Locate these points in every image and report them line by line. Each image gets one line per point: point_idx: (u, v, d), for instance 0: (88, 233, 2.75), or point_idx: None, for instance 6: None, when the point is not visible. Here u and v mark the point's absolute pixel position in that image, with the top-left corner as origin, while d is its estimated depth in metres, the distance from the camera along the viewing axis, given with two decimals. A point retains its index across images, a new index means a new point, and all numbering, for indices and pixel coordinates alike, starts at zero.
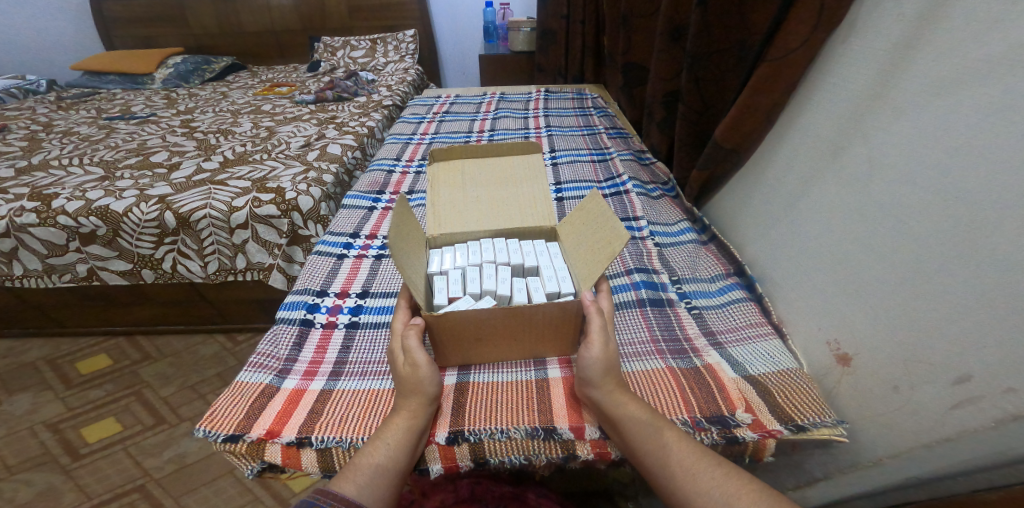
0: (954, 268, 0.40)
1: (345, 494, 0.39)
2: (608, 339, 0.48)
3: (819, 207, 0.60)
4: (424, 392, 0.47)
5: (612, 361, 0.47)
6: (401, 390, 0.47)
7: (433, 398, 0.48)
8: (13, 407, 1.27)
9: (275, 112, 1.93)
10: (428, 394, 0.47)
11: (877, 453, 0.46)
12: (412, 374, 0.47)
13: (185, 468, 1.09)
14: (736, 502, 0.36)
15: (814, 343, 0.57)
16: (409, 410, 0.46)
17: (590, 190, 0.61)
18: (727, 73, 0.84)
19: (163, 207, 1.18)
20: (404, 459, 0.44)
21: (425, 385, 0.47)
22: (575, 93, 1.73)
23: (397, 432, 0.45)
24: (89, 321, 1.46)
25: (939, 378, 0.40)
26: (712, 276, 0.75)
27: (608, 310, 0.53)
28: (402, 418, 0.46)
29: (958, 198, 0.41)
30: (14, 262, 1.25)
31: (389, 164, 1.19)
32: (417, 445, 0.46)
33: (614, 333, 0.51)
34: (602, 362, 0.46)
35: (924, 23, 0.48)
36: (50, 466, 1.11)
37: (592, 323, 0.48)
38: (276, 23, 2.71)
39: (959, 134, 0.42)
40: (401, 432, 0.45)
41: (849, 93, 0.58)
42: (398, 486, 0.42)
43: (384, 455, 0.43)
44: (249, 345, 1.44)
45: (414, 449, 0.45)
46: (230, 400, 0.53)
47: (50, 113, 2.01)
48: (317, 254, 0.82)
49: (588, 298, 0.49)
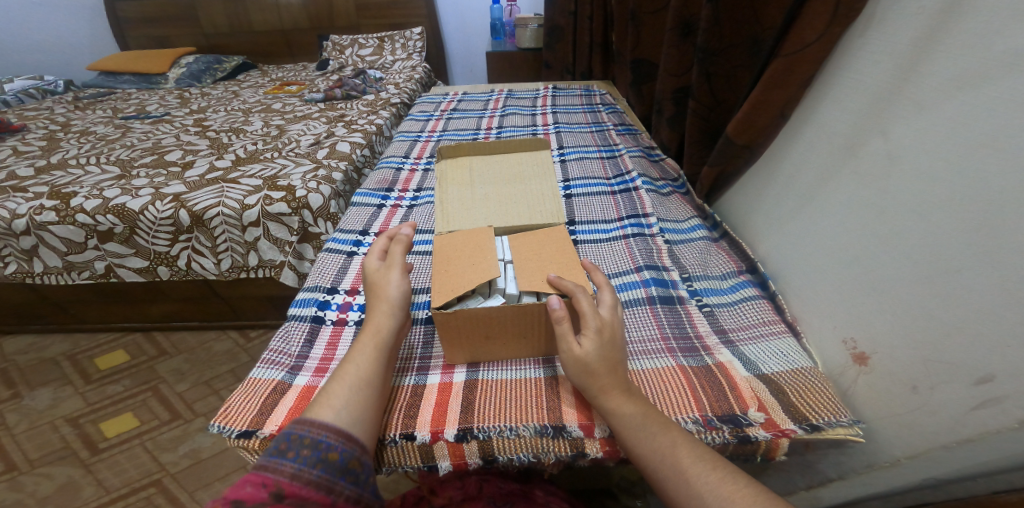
0: (978, 266, 0.39)
1: (322, 423, 0.43)
2: (582, 343, 0.47)
3: (835, 203, 0.59)
4: (385, 309, 0.54)
5: (604, 360, 0.46)
6: (372, 304, 0.55)
7: (399, 311, 0.55)
8: (35, 401, 1.30)
9: (286, 110, 1.94)
10: (391, 307, 0.55)
11: (894, 453, 0.45)
12: (381, 285, 0.56)
13: (199, 463, 1.11)
14: (733, 503, 0.36)
15: (828, 341, 0.56)
16: (377, 326, 0.53)
17: (506, 239, 0.64)
18: (739, 68, 0.83)
19: (178, 205, 1.19)
20: (373, 370, 0.49)
21: (390, 293, 0.56)
22: (583, 89, 1.71)
23: (367, 348, 0.51)
24: (107, 317, 1.49)
25: (960, 378, 0.39)
26: (724, 273, 0.74)
27: (605, 314, 0.50)
28: (368, 336, 0.52)
29: (980, 196, 0.40)
30: (34, 259, 1.28)
31: (397, 161, 1.20)
32: (388, 360, 0.51)
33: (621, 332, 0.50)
34: (593, 360, 0.46)
35: (945, 15, 0.47)
36: (70, 459, 1.13)
37: (559, 330, 0.48)
38: (286, 22, 2.73)
39: (982, 129, 0.41)
40: (369, 348, 0.51)
41: (866, 88, 0.56)
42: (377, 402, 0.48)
43: (355, 371, 0.48)
44: (261, 342, 1.46)
45: (385, 364, 0.50)
46: (244, 396, 0.53)
47: (67, 113, 2.05)
48: (328, 251, 0.83)
49: (554, 306, 0.48)
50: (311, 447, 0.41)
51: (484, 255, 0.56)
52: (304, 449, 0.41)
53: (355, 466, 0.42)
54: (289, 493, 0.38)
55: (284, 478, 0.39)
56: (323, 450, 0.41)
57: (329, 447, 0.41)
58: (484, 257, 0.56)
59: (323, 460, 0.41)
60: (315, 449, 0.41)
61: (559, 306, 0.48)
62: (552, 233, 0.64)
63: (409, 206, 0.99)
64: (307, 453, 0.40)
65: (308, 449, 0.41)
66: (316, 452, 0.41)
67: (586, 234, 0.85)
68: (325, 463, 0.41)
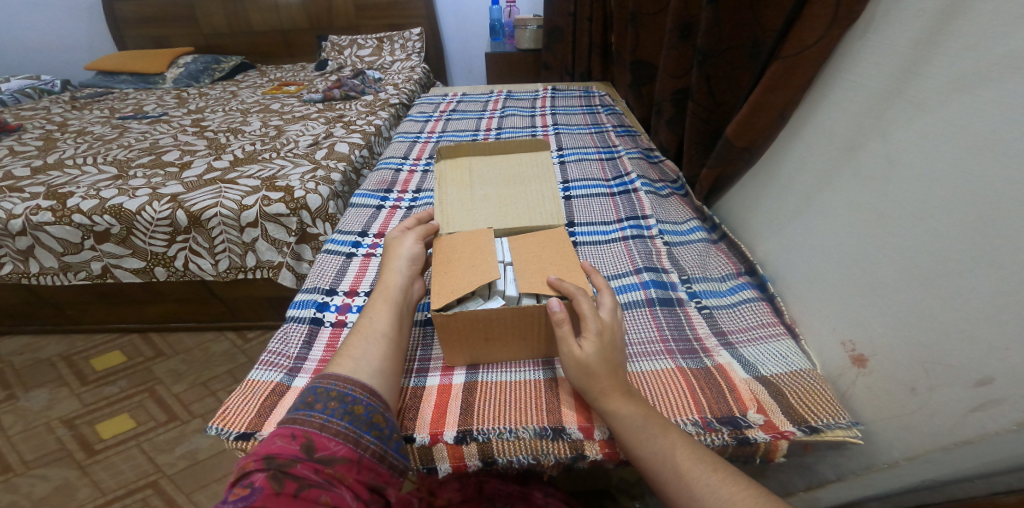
0: (976, 269, 0.39)
1: (343, 371, 0.46)
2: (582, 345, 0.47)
3: (834, 205, 0.59)
4: (396, 270, 0.59)
5: (603, 363, 0.46)
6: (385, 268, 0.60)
7: (408, 272, 0.60)
8: (30, 402, 1.29)
9: (284, 110, 1.93)
10: (401, 269, 0.59)
11: (893, 455, 0.45)
12: (394, 251, 0.62)
13: (197, 464, 1.11)
14: (734, 504, 0.36)
15: (828, 344, 0.56)
16: (388, 285, 0.57)
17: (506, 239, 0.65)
18: (738, 70, 0.83)
19: (176, 205, 1.19)
20: (389, 322, 0.53)
21: (400, 257, 0.61)
22: (582, 91, 1.71)
23: (382, 304, 0.55)
24: (104, 318, 1.48)
25: (959, 380, 0.39)
26: (723, 275, 0.74)
27: (605, 316, 0.50)
28: (382, 296, 0.56)
29: (979, 199, 0.40)
30: (30, 260, 1.27)
31: (396, 162, 1.20)
32: (402, 315, 0.55)
33: (621, 337, 0.50)
34: (594, 361, 0.46)
35: (945, 18, 0.47)
36: (65, 461, 1.13)
37: (559, 332, 0.48)
38: (285, 22, 2.73)
39: (981, 132, 0.41)
40: (384, 307, 0.54)
41: (866, 91, 0.57)
42: (394, 353, 0.51)
43: (373, 328, 0.51)
44: (258, 343, 1.45)
45: (400, 321, 0.54)
46: (242, 398, 0.53)
47: (65, 113, 2.04)
48: (327, 252, 0.82)
49: (554, 309, 0.48)
50: (338, 400, 0.43)
51: (483, 257, 0.56)
52: (332, 402, 0.42)
53: (380, 421, 0.44)
54: (319, 447, 0.39)
55: (313, 429, 0.40)
56: (349, 403, 0.43)
57: (355, 400, 0.43)
58: (484, 259, 0.56)
59: (349, 414, 0.42)
60: (343, 401, 0.43)
61: (559, 308, 0.48)
62: (552, 235, 0.63)
63: (408, 207, 0.99)
64: (335, 405, 0.42)
65: (336, 402, 0.42)
66: (343, 405, 0.42)
67: (585, 235, 0.85)
68: (351, 415, 0.42)
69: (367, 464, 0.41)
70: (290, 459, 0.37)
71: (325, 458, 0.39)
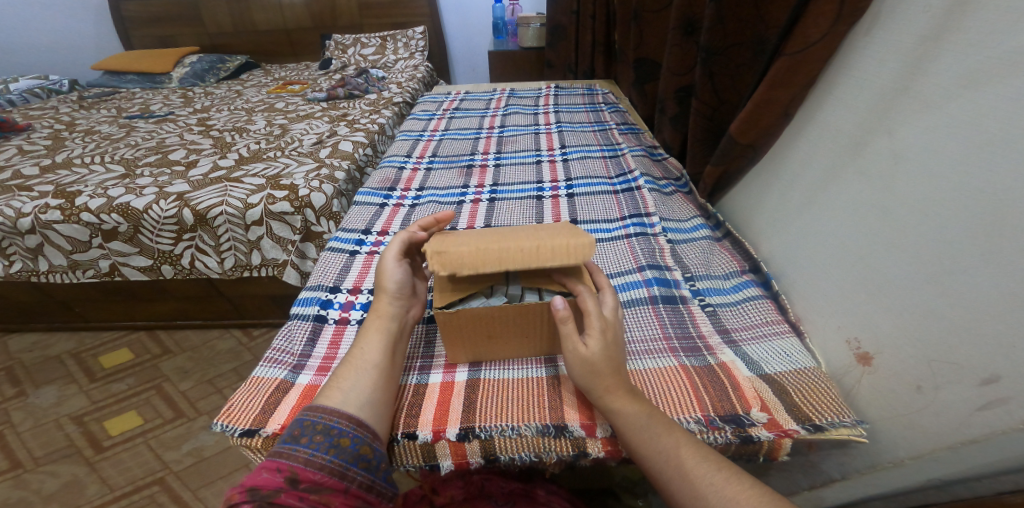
0: (982, 267, 0.39)
1: (330, 403, 0.45)
2: (588, 343, 0.47)
3: (839, 203, 0.59)
4: (387, 295, 0.56)
5: (607, 362, 0.46)
6: (376, 290, 0.57)
7: (399, 301, 0.57)
8: (40, 399, 1.31)
9: (288, 109, 1.94)
10: (391, 296, 0.56)
11: (898, 454, 0.45)
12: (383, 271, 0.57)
13: (203, 461, 1.12)
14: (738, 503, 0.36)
15: (833, 342, 0.56)
16: (380, 312, 0.55)
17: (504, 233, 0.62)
18: (742, 67, 0.83)
19: (182, 204, 1.20)
20: (381, 354, 0.51)
21: (389, 281, 0.57)
22: (585, 88, 1.71)
23: (373, 333, 0.53)
24: (112, 316, 1.49)
25: (965, 379, 0.39)
26: (727, 272, 0.73)
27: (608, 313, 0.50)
28: (374, 323, 0.54)
29: (985, 197, 0.40)
30: (39, 258, 1.29)
31: (399, 161, 1.20)
32: (395, 344, 0.53)
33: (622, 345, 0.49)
34: (600, 359, 0.46)
35: (952, 14, 0.46)
36: (74, 458, 1.14)
37: (563, 330, 0.47)
38: (289, 22, 2.74)
39: (989, 129, 0.40)
40: (375, 336, 0.52)
41: (871, 88, 0.56)
42: (385, 385, 0.49)
43: (363, 357, 0.50)
44: (264, 340, 1.46)
45: (391, 349, 0.52)
46: (247, 394, 0.54)
47: (73, 113, 2.05)
48: (330, 250, 0.83)
49: (558, 306, 0.47)
50: (324, 434, 0.43)
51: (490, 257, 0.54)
52: (317, 436, 0.42)
53: (368, 452, 0.44)
54: (303, 478, 0.39)
55: (298, 464, 0.40)
56: (335, 436, 0.43)
57: (341, 433, 0.43)
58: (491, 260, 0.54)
59: (335, 447, 0.42)
60: (328, 435, 0.43)
61: (563, 306, 0.47)
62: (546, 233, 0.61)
63: (411, 205, 0.99)
64: (320, 440, 0.42)
65: (321, 436, 0.42)
66: (328, 438, 0.42)
67: None
68: (337, 448, 0.42)
69: (355, 493, 0.41)
70: (274, 490, 0.38)
71: (309, 488, 0.39)
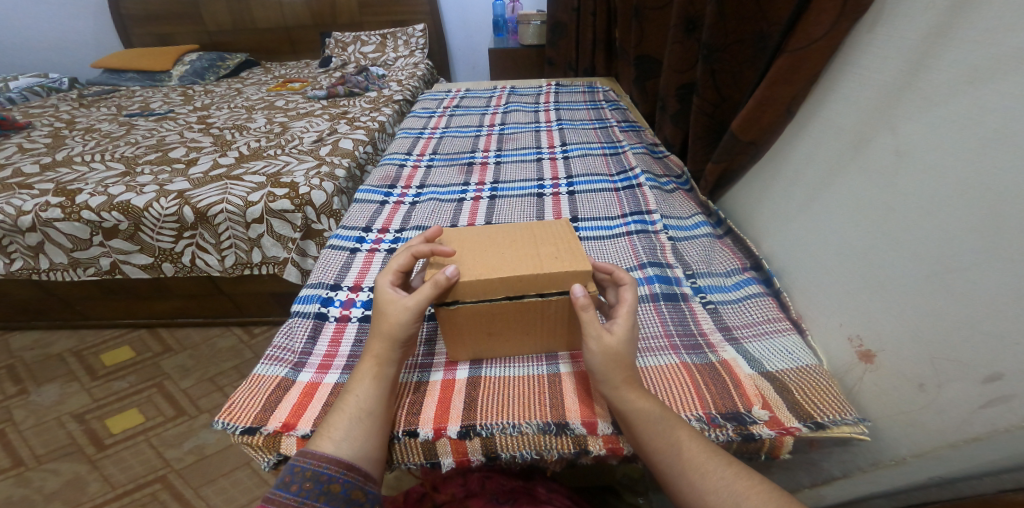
0: (985, 265, 0.39)
1: (322, 448, 0.43)
2: (613, 330, 0.47)
3: (841, 200, 0.58)
4: (389, 339, 0.48)
5: (625, 354, 0.46)
6: (375, 327, 0.49)
7: (404, 345, 0.50)
8: (41, 397, 1.31)
9: (288, 107, 1.94)
10: (394, 340, 0.49)
11: (899, 452, 0.45)
12: (391, 313, 0.48)
13: (203, 459, 1.12)
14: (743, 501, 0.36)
15: (835, 338, 0.55)
16: (377, 356, 0.48)
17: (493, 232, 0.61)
18: (744, 64, 0.82)
19: (182, 202, 1.20)
20: (376, 401, 0.47)
21: (396, 328, 0.48)
22: (586, 86, 1.71)
23: (368, 378, 0.47)
24: (112, 314, 1.50)
25: (968, 376, 0.39)
26: (728, 270, 0.73)
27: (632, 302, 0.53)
28: (369, 365, 0.48)
29: (988, 193, 0.39)
30: (40, 256, 1.29)
31: (400, 158, 1.20)
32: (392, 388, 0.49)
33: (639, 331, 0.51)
34: (622, 346, 0.46)
35: (954, 10, 0.46)
36: (76, 456, 1.14)
37: (585, 317, 0.46)
38: (289, 19, 2.73)
39: (992, 125, 0.40)
40: (370, 379, 0.47)
41: (874, 83, 0.56)
42: (381, 430, 0.46)
43: (356, 403, 0.46)
44: (265, 338, 1.47)
45: (387, 393, 0.48)
46: (248, 392, 0.54)
47: (73, 111, 2.06)
48: (331, 247, 0.83)
49: (578, 294, 0.47)
50: (313, 480, 0.41)
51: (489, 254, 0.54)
52: (306, 482, 0.41)
53: (359, 496, 0.43)
54: None
55: None
56: (325, 482, 0.41)
57: (331, 479, 0.41)
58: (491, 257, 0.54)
59: (325, 493, 0.41)
60: (317, 482, 0.41)
61: (583, 293, 0.47)
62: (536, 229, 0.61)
63: (411, 203, 0.99)
64: (309, 486, 0.41)
65: (310, 483, 0.41)
66: (318, 486, 0.41)
67: (588, 231, 0.85)
68: (328, 495, 0.41)
69: None
70: None
71: None
